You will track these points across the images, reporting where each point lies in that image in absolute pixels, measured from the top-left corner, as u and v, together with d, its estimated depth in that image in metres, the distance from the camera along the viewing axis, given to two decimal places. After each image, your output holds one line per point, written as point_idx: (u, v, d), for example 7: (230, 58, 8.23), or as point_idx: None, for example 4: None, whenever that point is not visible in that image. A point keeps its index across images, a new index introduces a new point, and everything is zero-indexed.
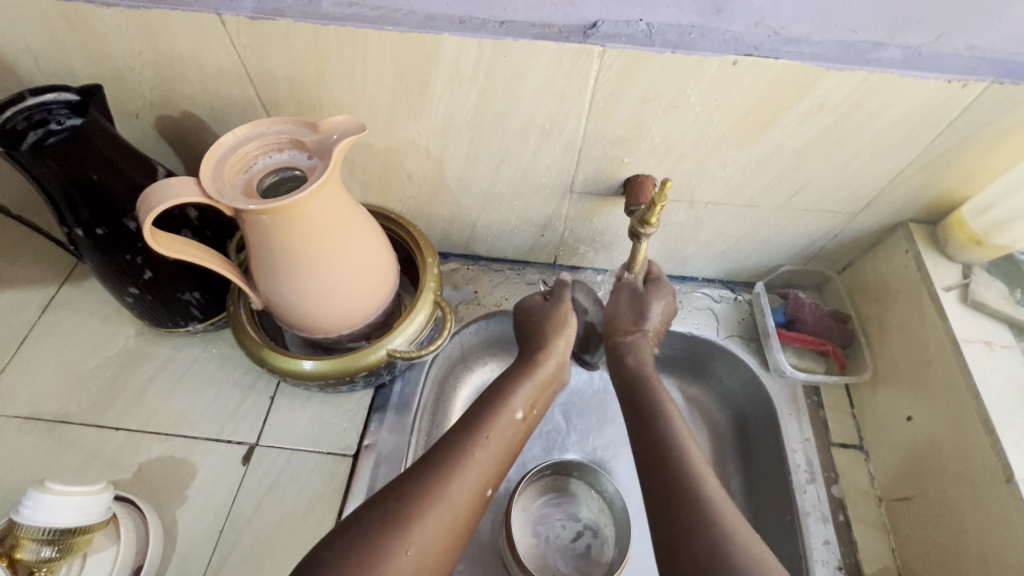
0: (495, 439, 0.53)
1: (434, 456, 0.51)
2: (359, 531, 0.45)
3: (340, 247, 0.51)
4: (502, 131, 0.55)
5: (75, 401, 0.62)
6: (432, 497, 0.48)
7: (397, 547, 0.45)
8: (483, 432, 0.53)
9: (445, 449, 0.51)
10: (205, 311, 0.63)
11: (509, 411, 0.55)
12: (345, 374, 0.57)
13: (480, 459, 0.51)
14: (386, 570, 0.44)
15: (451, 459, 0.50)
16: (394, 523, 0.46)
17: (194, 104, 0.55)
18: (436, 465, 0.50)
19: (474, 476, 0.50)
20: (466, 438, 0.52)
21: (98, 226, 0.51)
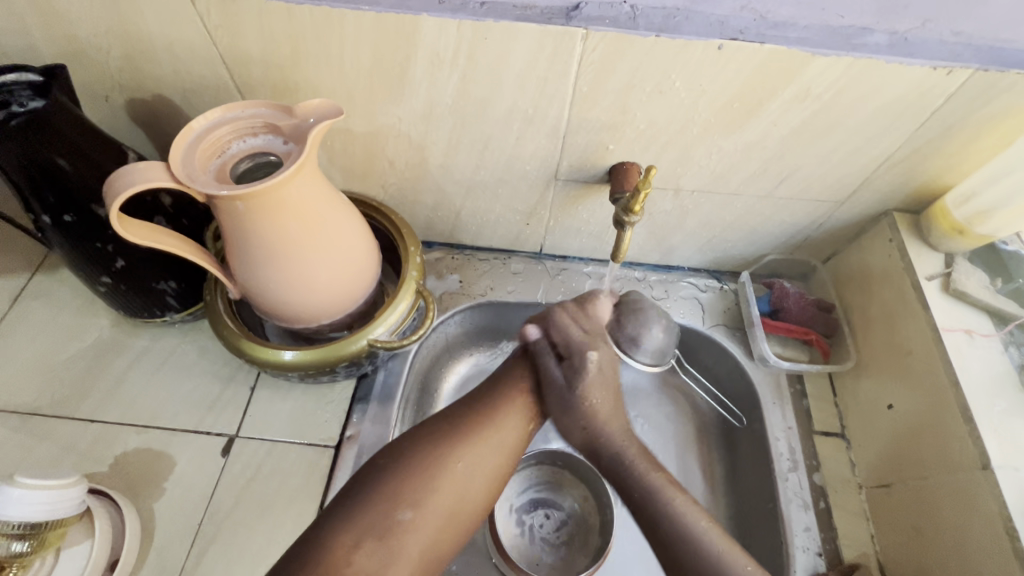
0: (548, 367, 0.52)
1: (491, 383, 0.50)
2: (410, 447, 0.46)
3: (318, 235, 0.50)
4: (484, 117, 0.53)
5: (48, 393, 0.60)
6: (487, 420, 0.48)
7: (450, 460, 0.45)
8: (539, 360, 0.52)
9: (504, 377, 0.51)
10: (182, 300, 0.62)
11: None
12: (325, 364, 0.56)
13: (536, 387, 0.50)
14: (440, 481, 0.45)
15: (504, 386, 0.50)
16: (447, 441, 0.46)
17: (166, 87, 0.53)
18: (489, 392, 0.50)
19: (528, 402, 0.50)
20: (523, 364, 0.51)
21: (65, 213, 0.49)
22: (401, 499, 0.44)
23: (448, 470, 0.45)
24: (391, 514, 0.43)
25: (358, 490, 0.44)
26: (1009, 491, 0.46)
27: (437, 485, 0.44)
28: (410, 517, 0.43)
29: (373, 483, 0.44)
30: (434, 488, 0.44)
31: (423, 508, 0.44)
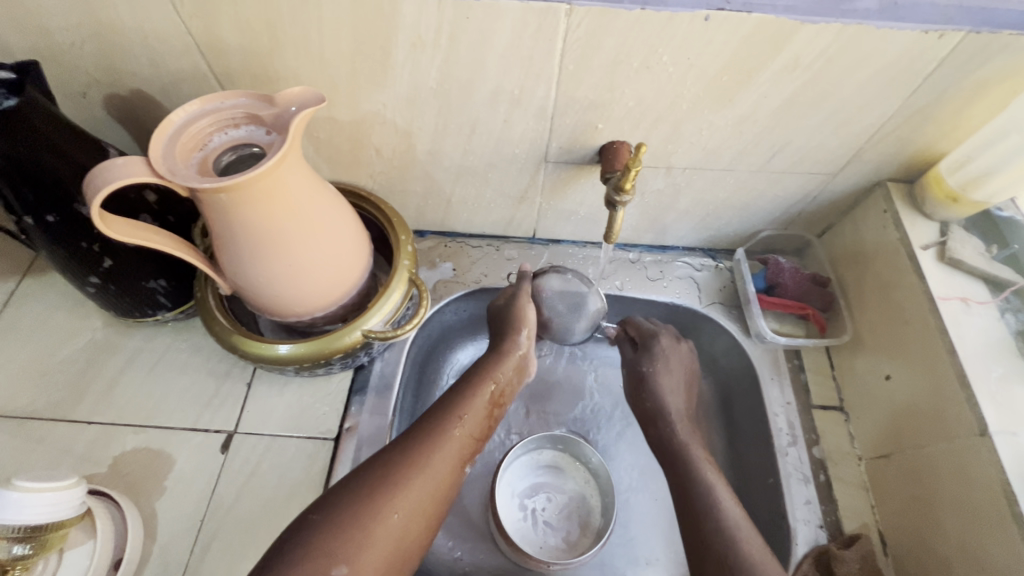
0: (467, 415, 0.53)
1: (417, 431, 0.51)
2: (346, 496, 0.45)
3: (290, 232, 0.49)
4: (469, 99, 0.52)
5: (44, 396, 0.60)
6: (417, 462, 0.48)
7: (384, 510, 0.45)
8: (460, 409, 0.53)
9: (430, 424, 0.52)
10: (173, 299, 0.61)
11: (478, 394, 0.55)
12: (320, 357, 0.55)
13: (461, 434, 0.52)
14: (374, 532, 0.44)
15: (430, 432, 0.51)
16: (378, 487, 0.46)
17: (143, 81, 0.52)
18: (416, 439, 0.50)
19: (453, 446, 0.51)
20: (441, 415, 0.52)
21: (47, 213, 0.49)
22: (338, 555, 0.42)
23: (383, 521, 0.45)
24: (326, 569, 0.41)
25: (293, 541, 0.43)
26: (1007, 457, 0.46)
27: (372, 536, 0.44)
28: (345, 574, 0.42)
29: (311, 538, 0.43)
30: (369, 540, 0.44)
31: (361, 559, 0.43)
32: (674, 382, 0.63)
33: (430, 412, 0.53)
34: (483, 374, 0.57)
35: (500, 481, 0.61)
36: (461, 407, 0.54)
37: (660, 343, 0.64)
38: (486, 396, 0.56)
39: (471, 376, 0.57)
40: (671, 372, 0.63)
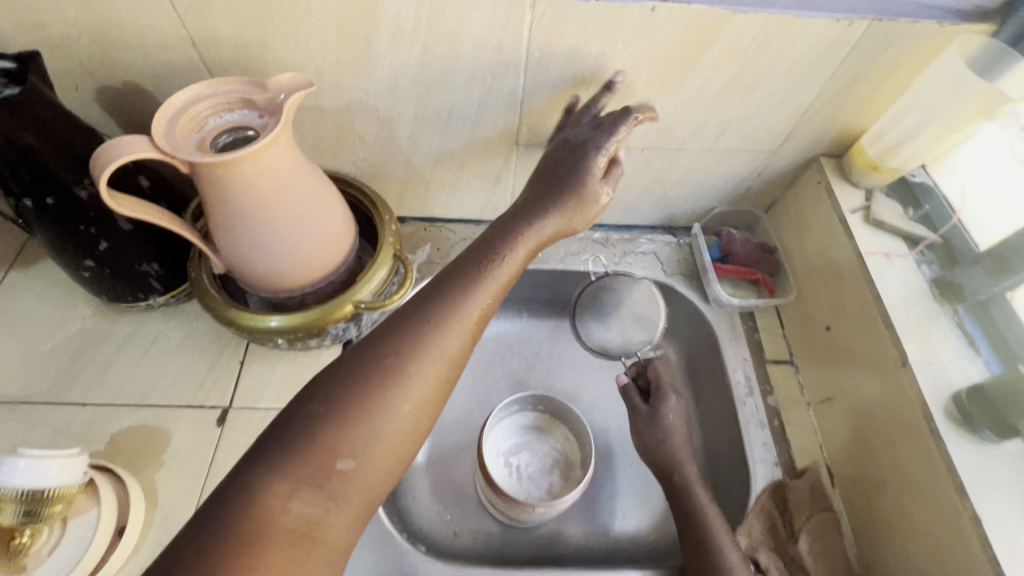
0: (476, 296, 0.50)
1: (420, 311, 0.48)
2: (344, 386, 0.44)
3: (291, 189, 0.52)
4: (447, 86, 0.58)
5: (36, 381, 0.62)
6: (421, 348, 0.46)
7: (389, 402, 0.44)
8: (479, 284, 0.50)
9: (438, 304, 0.48)
10: (164, 283, 0.63)
11: (496, 270, 0.51)
12: (312, 329, 0.59)
13: (475, 314, 0.49)
14: (382, 422, 0.43)
15: (430, 316, 0.47)
16: (377, 379, 0.44)
17: (136, 73, 0.56)
18: (418, 324, 0.47)
19: (462, 330, 0.48)
20: (458, 285, 0.50)
21: (47, 195, 0.51)
22: (341, 447, 0.42)
23: (390, 412, 0.44)
24: (330, 462, 0.41)
25: (293, 433, 0.42)
26: (924, 382, 0.53)
27: (379, 428, 0.43)
28: (350, 465, 0.42)
29: (312, 429, 0.42)
30: (371, 431, 0.43)
31: (365, 454, 0.43)
32: (682, 437, 0.62)
33: (439, 283, 0.50)
34: (498, 251, 0.52)
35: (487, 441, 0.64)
36: (473, 286, 0.50)
37: (666, 392, 0.64)
38: (505, 265, 0.52)
39: (484, 255, 0.52)
40: (678, 428, 0.62)
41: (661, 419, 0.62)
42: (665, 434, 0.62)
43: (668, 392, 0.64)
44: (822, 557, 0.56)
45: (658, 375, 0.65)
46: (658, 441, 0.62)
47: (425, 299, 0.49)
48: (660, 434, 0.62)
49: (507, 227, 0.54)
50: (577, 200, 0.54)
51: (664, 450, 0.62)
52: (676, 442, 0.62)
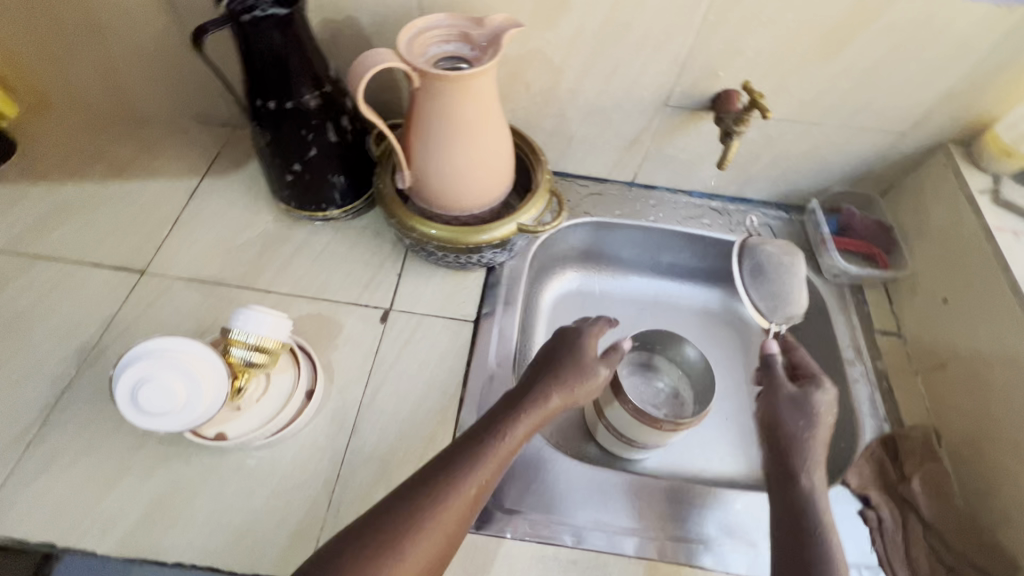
0: (477, 472, 0.49)
1: (451, 453, 0.51)
2: (350, 551, 0.45)
3: (486, 116, 0.61)
4: (621, 43, 0.65)
5: (230, 268, 0.72)
6: (436, 506, 0.47)
7: None
8: (468, 470, 0.49)
9: (442, 482, 0.48)
10: (343, 196, 0.73)
11: (518, 429, 0.53)
12: (476, 244, 0.67)
13: (472, 491, 0.49)
14: None
15: (452, 471, 0.49)
16: (379, 547, 0.45)
17: (357, 9, 0.65)
18: (449, 463, 0.50)
19: (458, 507, 0.48)
20: (476, 448, 0.51)
21: (285, 101, 0.61)
22: None
23: None
24: None
25: None
26: None
27: None
28: None
29: None
30: None
31: None
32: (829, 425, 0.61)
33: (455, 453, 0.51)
34: (529, 402, 0.55)
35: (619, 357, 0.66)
36: (483, 459, 0.50)
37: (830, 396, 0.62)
38: (520, 435, 0.53)
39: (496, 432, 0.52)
40: (826, 420, 0.61)
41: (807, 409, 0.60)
42: (808, 427, 0.60)
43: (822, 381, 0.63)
44: (932, 498, 0.61)
45: (806, 363, 0.66)
46: (798, 432, 0.60)
47: (418, 487, 0.48)
48: (802, 429, 0.60)
49: (543, 367, 0.60)
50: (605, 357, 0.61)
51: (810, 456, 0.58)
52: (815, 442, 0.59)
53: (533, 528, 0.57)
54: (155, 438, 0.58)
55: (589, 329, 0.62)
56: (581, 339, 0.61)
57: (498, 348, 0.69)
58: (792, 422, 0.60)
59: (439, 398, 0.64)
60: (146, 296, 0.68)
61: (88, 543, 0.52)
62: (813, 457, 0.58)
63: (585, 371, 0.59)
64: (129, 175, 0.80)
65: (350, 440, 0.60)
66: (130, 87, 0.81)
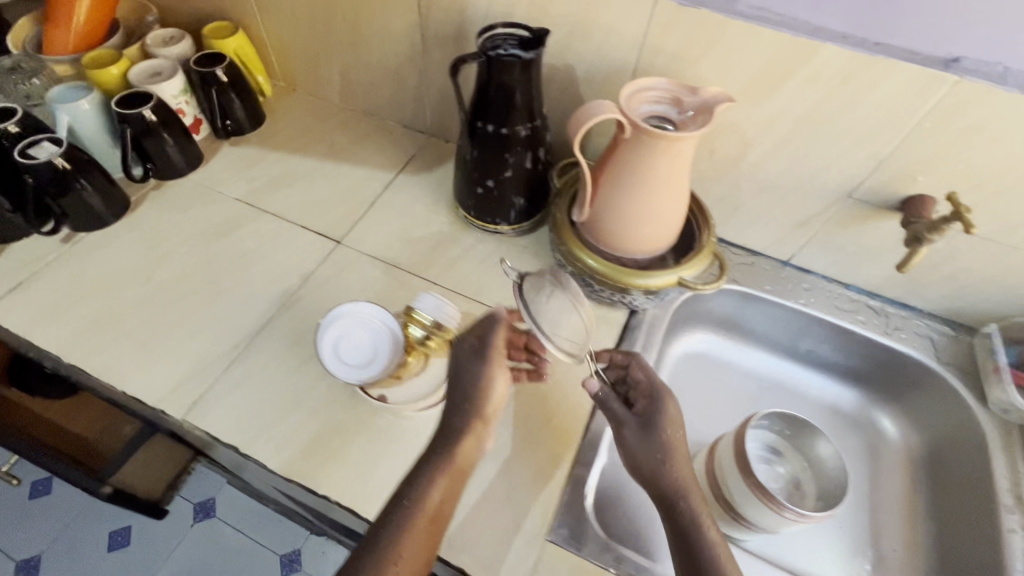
0: (405, 552, 0.49)
1: (372, 543, 0.49)
2: None
3: (677, 174, 0.65)
4: (821, 131, 0.67)
5: (407, 255, 0.82)
6: None
7: None
8: (392, 558, 0.48)
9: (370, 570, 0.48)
10: (517, 216, 0.81)
11: (438, 485, 0.53)
12: (631, 285, 0.71)
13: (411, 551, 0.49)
14: None
15: (375, 550, 0.49)
16: None
17: (578, 59, 0.73)
18: (378, 548, 0.49)
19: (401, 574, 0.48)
20: (400, 540, 0.49)
21: (501, 127, 0.70)
22: None
23: None
24: None
25: None
26: None
27: None
28: None
29: None
30: None
31: None
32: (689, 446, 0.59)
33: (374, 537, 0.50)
34: (452, 460, 0.55)
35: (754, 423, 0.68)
36: (406, 535, 0.50)
37: (670, 414, 0.61)
38: (443, 486, 0.53)
39: (414, 502, 0.52)
40: (677, 426, 0.60)
41: (657, 438, 0.59)
42: (663, 453, 0.58)
43: (662, 395, 0.62)
44: None
45: (648, 381, 0.64)
46: (654, 458, 0.58)
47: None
48: (670, 457, 0.58)
49: (454, 409, 0.58)
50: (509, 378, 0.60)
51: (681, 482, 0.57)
52: (674, 456, 0.58)
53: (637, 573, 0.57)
54: (326, 383, 0.67)
55: (495, 349, 0.60)
56: (476, 367, 0.59)
57: None
58: (647, 452, 0.59)
59: (566, 419, 0.67)
60: (337, 262, 0.80)
61: (262, 456, 0.62)
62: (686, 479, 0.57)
63: (496, 401, 0.59)
64: (341, 159, 0.94)
65: None
66: (362, 87, 0.96)
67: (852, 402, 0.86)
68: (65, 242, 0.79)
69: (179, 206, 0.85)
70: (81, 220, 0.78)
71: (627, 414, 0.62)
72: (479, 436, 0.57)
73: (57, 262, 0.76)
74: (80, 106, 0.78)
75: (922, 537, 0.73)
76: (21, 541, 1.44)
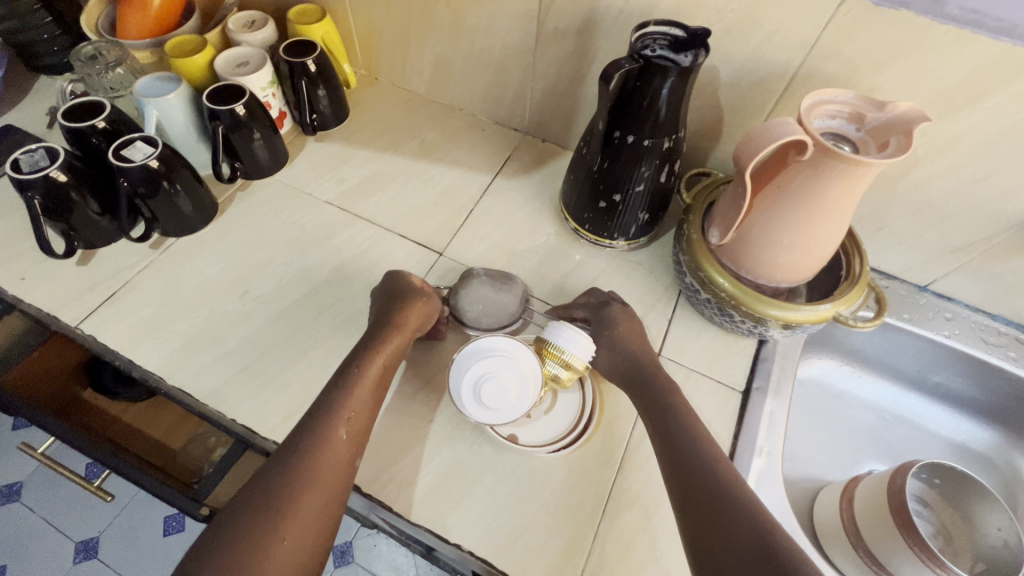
0: (349, 420, 0.54)
1: (309, 421, 0.53)
2: (251, 511, 0.47)
3: (850, 201, 0.58)
4: (1014, 152, 0.59)
5: (514, 270, 0.76)
6: (314, 451, 0.51)
7: (284, 526, 0.47)
8: (341, 409, 0.54)
9: (313, 431, 0.52)
10: (636, 231, 0.74)
11: (372, 365, 0.58)
12: (776, 318, 0.64)
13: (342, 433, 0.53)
14: (280, 543, 0.46)
15: (321, 426, 0.52)
16: (277, 497, 0.48)
17: (727, 61, 0.65)
18: (318, 425, 0.53)
19: (337, 446, 0.52)
20: (326, 412, 0.54)
21: (643, 139, 0.63)
22: (266, 541, 0.46)
23: (274, 542, 0.46)
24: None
25: (251, 496, 0.48)
26: None
27: (271, 545, 0.46)
28: None
29: (248, 550, 0.45)
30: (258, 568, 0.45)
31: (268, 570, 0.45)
32: (633, 336, 0.64)
33: (323, 417, 0.53)
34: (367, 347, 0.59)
35: (911, 474, 0.63)
36: (346, 405, 0.55)
37: (620, 313, 0.66)
38: (371, 368, 0.58)
39: (339, 378, 0.57)
40: (629, 323, 0.65)
41: (614, 334, 0.64)
42: (618, 346, 0.63)
43: (610, 308, 0.66)
44: None
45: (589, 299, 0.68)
46: (617, 357, 0.63)
47: (282, 454, 0.51)
48: (637, 357, 0.62)
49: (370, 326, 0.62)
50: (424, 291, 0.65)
51: (642, 363, 0.62)
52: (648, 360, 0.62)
53: None
54: (444, 415, 0.62)
55: (402, 276, 0.67)
56: (394, 283, 0.66)
57: (765, 430, 0.65)
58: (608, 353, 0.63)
59: None
60: (441, 276, 0.74)
61: (385, 496, 0.57)
62: (653, 367, 0.61)
63: (398, 311, 0.62)
64: (432, 157, 0.88)
65: (616, 478, 0.60)
66: (455, 79, 0.89)
67: (986, 442, 0.80)
68: (154, 248, 0.74)
69: (269, 209, 0.79)
70: (171, 225, 0.73)
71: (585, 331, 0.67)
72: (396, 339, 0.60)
73: (149, 270, 0.72)
74: (168, 99, 0.71)
75: None
76: (78, 524, 1.44)
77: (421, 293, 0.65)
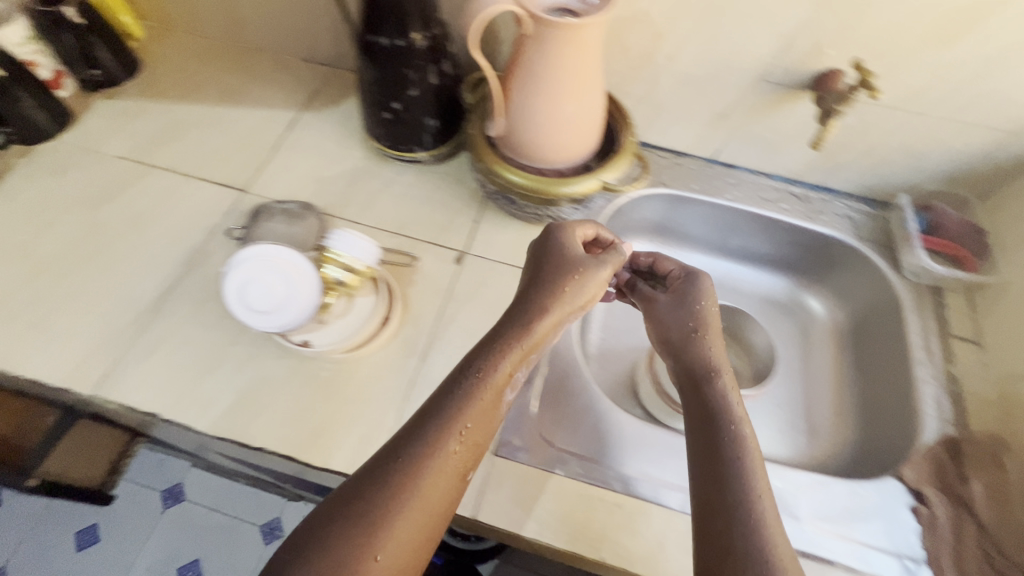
0: (473, 428, 0.45)
1: (413, 436, 0.44)
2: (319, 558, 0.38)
3: (587, 69, 0.62)
4: (728, 11, 0.65)
5: (321, 196, 0.77)
6: (412, 477, 0.42)
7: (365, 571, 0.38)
8: (457, 421, 0.45)
9: (429, 447, 0.43)
10: (432, 139, 0.76)
11: (488, 379, 0.47)
12: (554, 196, 0.68)
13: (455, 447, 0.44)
14: None
15: (428, 444, 0.43)
16: (346, 530, 0.39)
17: None
18: (429, 441, 0.44)
19: (452, 463, 0.44)
20: (427, 428, 0.44)
21: (396, 39, 0.64)
22: None
23: None
24: None
25: (326, 529, 0.40)
26: None
27: None
28: None
29: None
30: None
31: None
32: (715, 320, 0.58)
33: (430, 425, 0.45)
34: (499, 347, 0.50)
35: None
36: (472, 409, 0.46)
37: (706, 290, 0.59)
38: (495, 380, 0.48)
39: (477, 386, 0.47)
40: (711, 312, 0.58)
41: (690, 308, 0.58)
42: (694, 323, 0.57)
43: (698, 276, 0.60)
44: (992, 501, 0.59)
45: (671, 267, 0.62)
46: (685, 331, 0.57)
47: (376, 477, 0.42)
48: (711, 343, 0.56)
49: (515, 307, 0.53)
50: (569, 267, 0.55)
51: (700, 346, 0.56)
52: (705, 336, 0.56)
53: (583, 469, 0.59)
54: (248, 337, 0.64)
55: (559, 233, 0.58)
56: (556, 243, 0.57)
57: None
58: (682, 326, 0.57)
59: None
60: (245, 211, 0.74)
61: (187, 419, 0.58)
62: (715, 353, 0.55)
63: (564, 281, 0.54)
64: (235, 101, 0.86)
65: (419, 363, 0.64)
66: (248, 17, 0.87)
67: (783, 290, 0.89)
68: None
69: (54, 171, 0.75)
70: None
71: (659, 292, 0.61)
72: (538, 322, 0.52)
73: None
74: None
75: (850, 399, 0.78)
76: None
77: (579, 263, 0.55)
